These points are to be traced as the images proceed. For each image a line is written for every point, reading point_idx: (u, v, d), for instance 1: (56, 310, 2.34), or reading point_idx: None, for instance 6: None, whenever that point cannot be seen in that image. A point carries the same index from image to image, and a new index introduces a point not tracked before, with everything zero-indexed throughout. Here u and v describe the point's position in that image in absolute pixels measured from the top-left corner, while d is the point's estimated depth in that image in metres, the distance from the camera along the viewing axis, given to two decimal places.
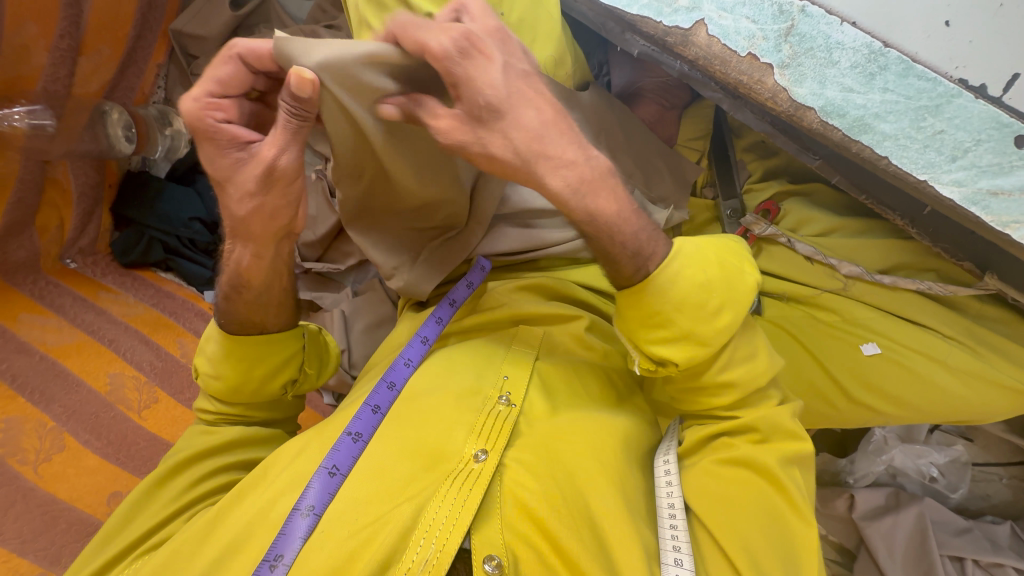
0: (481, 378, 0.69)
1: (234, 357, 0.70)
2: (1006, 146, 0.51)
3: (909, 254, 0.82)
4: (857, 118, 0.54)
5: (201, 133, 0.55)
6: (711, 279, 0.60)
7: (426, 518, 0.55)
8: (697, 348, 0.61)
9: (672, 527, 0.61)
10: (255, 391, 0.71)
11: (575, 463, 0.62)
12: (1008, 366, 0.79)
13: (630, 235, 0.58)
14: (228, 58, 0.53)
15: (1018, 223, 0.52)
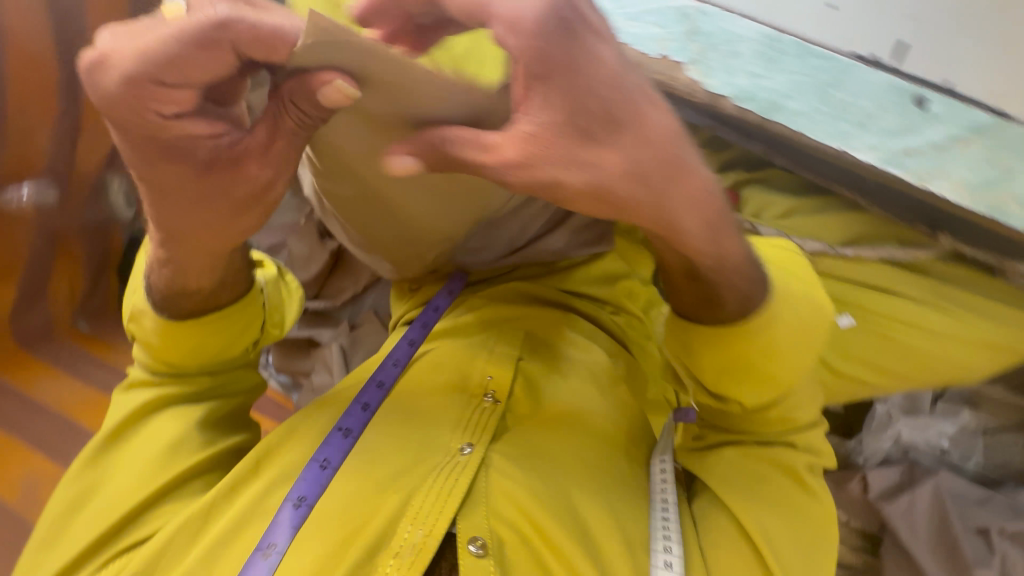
0: (465, 376, 0.71)
1: (189, 334, 0.66)
2: (907, 108, 0.58)
3: (866, 224, 0.83)
4: (767, 101, 0.59)
5: (152, 127, 0.47)
6: (796, 317, 0.58)
7: (414, 506, 0.57)
8: (770, 386, 0.59)
9: (663, 517, 0.62)
10: (214, 359, 0.70)
11: (560, 456, 0.64)
12: (985, 322, 0.80)
13: (739, 282, 0.55)
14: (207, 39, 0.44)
15: (933, 176, 0.55)
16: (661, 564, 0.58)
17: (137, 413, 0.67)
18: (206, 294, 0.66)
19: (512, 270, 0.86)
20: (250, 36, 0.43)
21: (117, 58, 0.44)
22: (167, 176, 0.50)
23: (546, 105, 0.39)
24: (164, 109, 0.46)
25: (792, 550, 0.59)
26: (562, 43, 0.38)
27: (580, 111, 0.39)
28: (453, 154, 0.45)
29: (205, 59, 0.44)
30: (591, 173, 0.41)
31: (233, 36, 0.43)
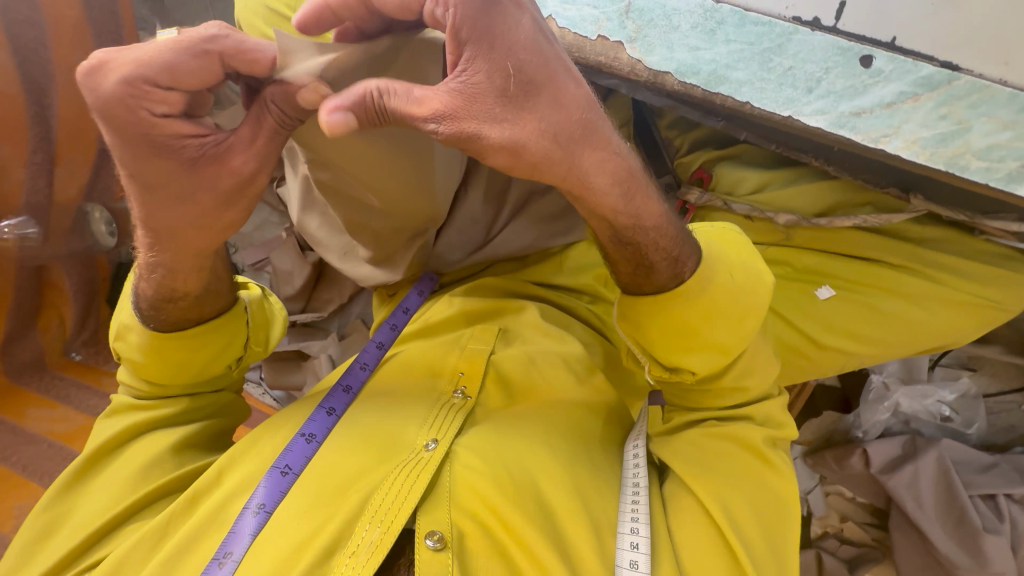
0: (435, 375, 0.70)
1: (170, 349, 0.65)
2: (853, 68, 0.56)
3: (840, 192, 0.81)
4: (710, 73, 0.59)
5: (136, 129, 0.45)
6: (734, 285, 0.60)
7: (373, 505, 0.57)
8: (719, 353, 0.61)
9: (633, 502, 0.61)
10: (195, 374, 0.69)
11: (524, 447, 0.62)
12: (966, 283, 0.78)
13: (665, 243, 0.56)
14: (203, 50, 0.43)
15: (887, 136, 0.54)
16: (628, 546, 0.57)
17: (113, 437, 0.67)
18: (191, 308, 0.65)
19: (486, 268, 0.87)
20: (241, 45, 0.45)
21: (113, 63, 0.42)
22: (154, 172, 0.47)
23: (471, 66, 0.40)
24: (155, 107, 0.44)
25: (760, 528, 0.59)
26: (485, 14, 0.41)
27: (501, 71, 0.41)
28: (393, 107, 0.41)
29: (201, 65, 0.44)
30: (511, 127, 0.42)
31: (235, 50, 0.45)
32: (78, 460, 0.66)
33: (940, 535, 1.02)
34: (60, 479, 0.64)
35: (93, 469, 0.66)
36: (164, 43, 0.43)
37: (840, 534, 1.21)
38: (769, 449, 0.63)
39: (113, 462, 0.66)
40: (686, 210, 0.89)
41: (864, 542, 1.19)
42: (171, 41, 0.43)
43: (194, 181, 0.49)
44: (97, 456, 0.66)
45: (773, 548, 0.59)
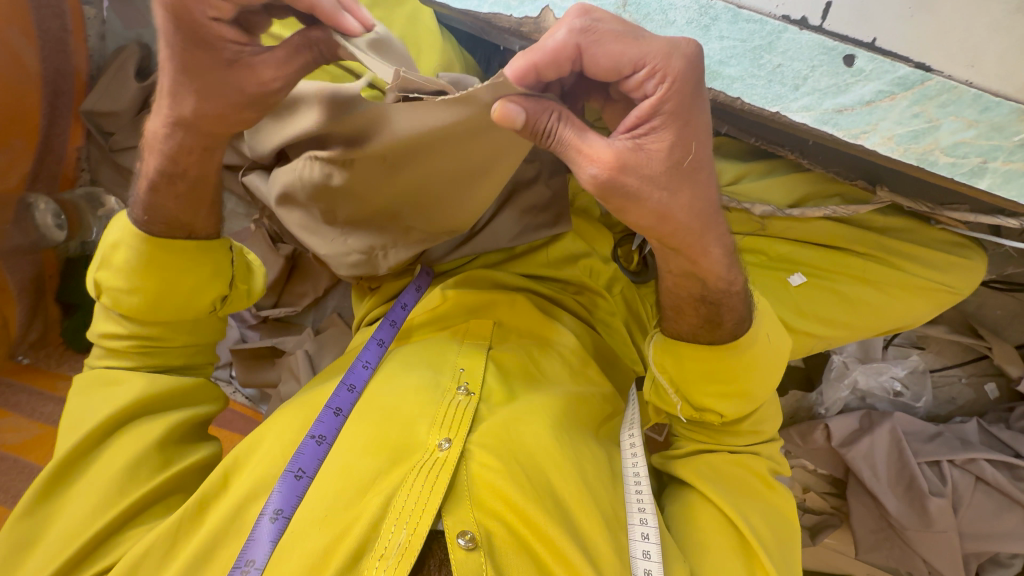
0: (438, 373, 0.69)
1: (158, 267, 0.69)
2: (837, 67, 0.58)
3: (811, 185, 0.86)
4: (704, 67, 0.61)
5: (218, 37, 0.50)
6: (769, 343, 0.68)
7: (395, 508, 0.56)
8: (744, 403, 0.69)
9: (638, 494, 0.65)
10: (180, 305, 0.72)
11: (534, 443, 0.63)
12: (925, 270, 0.84)
13: (738, 306, 0.64)
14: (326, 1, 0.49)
15: (867, 133, 0.58)
16: (639, 536, 0.61)
17: (93, 433, 0.65)
18: (180, 222, 0.70)
19: (472, 258, 0.86)
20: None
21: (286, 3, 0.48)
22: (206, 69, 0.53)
23: (652, 139, 0.48)
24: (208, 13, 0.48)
25: (763, 520, 0.67)
26: (689, 99, 0.47)
27: (684, 149, 0.48)
28: (562, 134, 0.47)
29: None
30: (668, 196, 0.49)
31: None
32: (53, 463, 0.63)
33: (894, 502, 1.11)
34: (37, 485, 0.61)
35: (73, 472, 0.64)
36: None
37: (803, 503, 1.32)
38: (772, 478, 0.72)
39: (95, 462, 0.65)
40: None
41: (823, 509, 1.30)
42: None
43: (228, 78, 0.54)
44: (74, 456, 0.64)
45: (775, 535, 0.67)
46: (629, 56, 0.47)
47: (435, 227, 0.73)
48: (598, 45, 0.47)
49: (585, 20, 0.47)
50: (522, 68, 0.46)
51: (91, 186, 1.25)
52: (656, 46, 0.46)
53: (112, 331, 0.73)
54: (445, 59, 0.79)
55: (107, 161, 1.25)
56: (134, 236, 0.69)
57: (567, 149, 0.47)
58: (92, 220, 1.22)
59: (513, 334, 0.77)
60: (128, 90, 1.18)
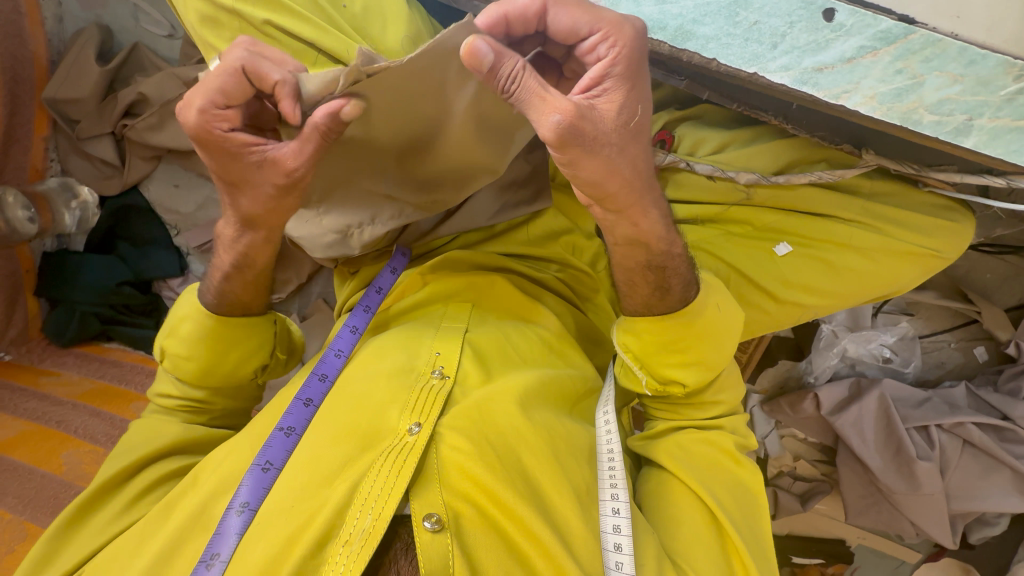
0: (412, 357, 0.68)
1: (213, 338, 0.72)
2: (816, 22, 0.54)
3: (796, 151, 0.84)
4: (676, 28, 0.58)
5: (213, 144, 0.56)
6: (723, 313, 0.68)
7: (362, 494, 0.55)
8: (706, 372, 0.69)
9: (610, 468, 0.65)
10: (227, 373, 0.74)
11: (507, 423, 0.63)
12: (912, 234, 0.82)
13: (682, 269, 0.64)
14: (232, 70, 0.53)
15: (848, 92, 0.55)
16: (610, 511, 0.61)
17: (119, 472, 0.67)
18: (239, 302, 0.73)
19: (452, 239, 0.85)
20: (258, 64, 0.53)
21: (230, 85, 0.54)
22: (228, 169, 0.58)
23: (606, 96, 0.49)
24: (222, 127, 0.55)
25: (733, 499, 0.69)
26: (637, 58, 0.50)
27: (630, 111, 0.50)
28: (527, 82, 0.47)
29: (235, 80, 0.54)
30: (617, 151, 0.50)
31: (258, 65, 0.54)
32: (84, 495, 0.66)
33: (882, 467, 1.12)
34: (62, 516, 0.64)
35: (97, 505, 0.66)
36: (214, 70, 0.54)
37: (794, 471, 1.35)
38: (739, 453, 0.73)
39: (117, 497, 0.67)
40: None
41: (813, 477, 1.33)
42: (220, 69, 0.53)
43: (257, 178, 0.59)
44: (103, 488, 0.67)
45: (740, 503, 0.69)
46: (577, 25, 0.50)
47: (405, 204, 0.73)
48: (558, 9, 0.50)
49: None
50: (493, 17, 0.50)
51: (62, 176, 1.22)
52: (608, 17, 0.49)
53: (167, 391, 0.75)
54: (412, 28, 0.75)
55: (76, 151, 1.21)
56: (199, 311, 0.72)
57: (530, 97, 0.47)
58: (65, 212, 1.20)
59: (490, 316, 0.76)
60: (90, 74, 1.14)
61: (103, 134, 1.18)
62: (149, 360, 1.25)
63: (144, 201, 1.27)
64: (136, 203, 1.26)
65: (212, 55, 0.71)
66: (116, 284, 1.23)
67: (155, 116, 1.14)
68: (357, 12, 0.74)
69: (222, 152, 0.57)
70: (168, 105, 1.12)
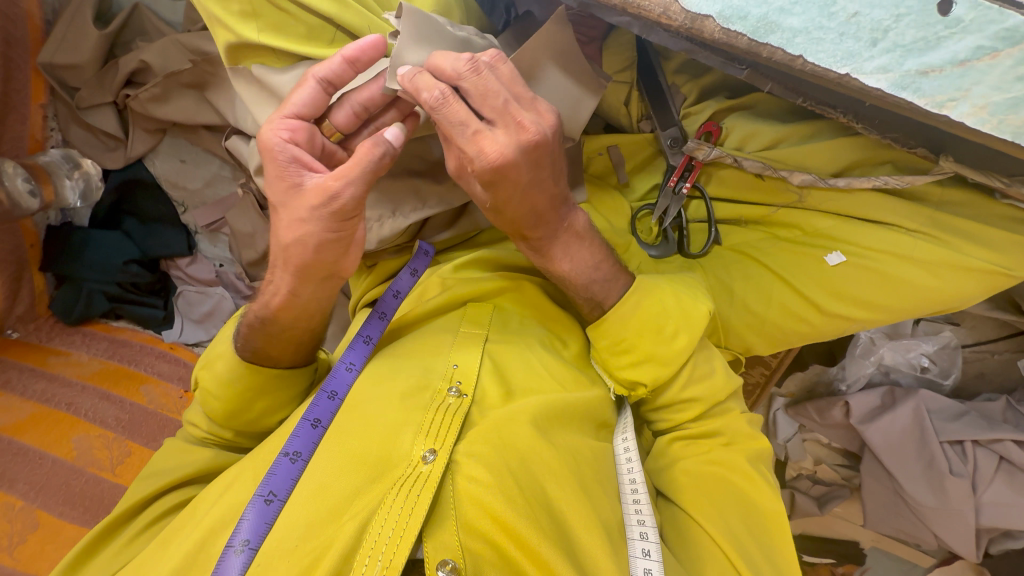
0: (428, 372, 0.70)
1: (245, 387, 0.69)
2: (929, 16, 0.43)
3: (861, 151, 0.77)
4: (760, 18, 0.46)
5: (268, 150, 0.57)
6: (665, 310, 0.72)
7: (371, 534, 0.56)
8: (660, 368, 0.73)
9: (637, 507, 0.70)
10: (250, 421, 0.72)
11: (526, 447, 0.65)
12: (978, 250, 0.74)
13: (593, 288, 0.72)
14: (309, 82, 0.57)
15: (955, 100, 0.46)
16: (641, 552, 0.65)
17: (142, 498, 0.70)
18: (269, 355, 0.69)
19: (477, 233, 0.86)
20: (332, 71, 0.56)
21: (299, 102, 0.58)
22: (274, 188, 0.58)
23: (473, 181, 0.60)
24: (282, 135, 0.57)
25: (740, 522, 0.72)
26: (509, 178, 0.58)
27: (485, 199, 0.62)
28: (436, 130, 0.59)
29: (312, 90, 0.57)
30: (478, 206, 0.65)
31: (325, 74, 0.57)
32: (110, 515, 0.69)
33: (910, 482, 1.09)
34: (89, 536, 0.67)
35: (122, 527, 0.69)
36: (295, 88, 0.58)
37: (813, 475, 1.33)
38: (754, 471, 0.75)
39: (141, 517, 0.70)
40: (693, 165, 0.83)
41: (834, 481, 1.30)
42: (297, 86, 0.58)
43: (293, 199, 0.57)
44: (130, 510, 0.70)
45: (747, 520, 0.72)
46: (463, 148, 0.55)
47: (409, 206, 0.75)
48: (452, 131, 0.54)
49: (473, 68, 0.53)
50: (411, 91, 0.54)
51: (64, 147, 1.16)
52: (483, 154, 0.54)
53: (197, 423, 0.75)
54: (440, 3, 0.67)
55: (77, 120, 1.14)
56: (232, 359, 0.69)
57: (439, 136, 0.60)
58: (68, 184, 1.16)
59: (511, 327, 0.76)
60: (88, 40, 1.05)
61: (104, 105, 1.11)
62: (158, 341, 1.23)
63: (149, 175, 1.20)
64: (141, 177, 1.20)
65: (217, 29, 0.62)
66: (122, 263, 1.18)
67: (158, 87, 1.06)
68: None
69: (276, 162, 0.56)
70: (174, 77, 1.04)
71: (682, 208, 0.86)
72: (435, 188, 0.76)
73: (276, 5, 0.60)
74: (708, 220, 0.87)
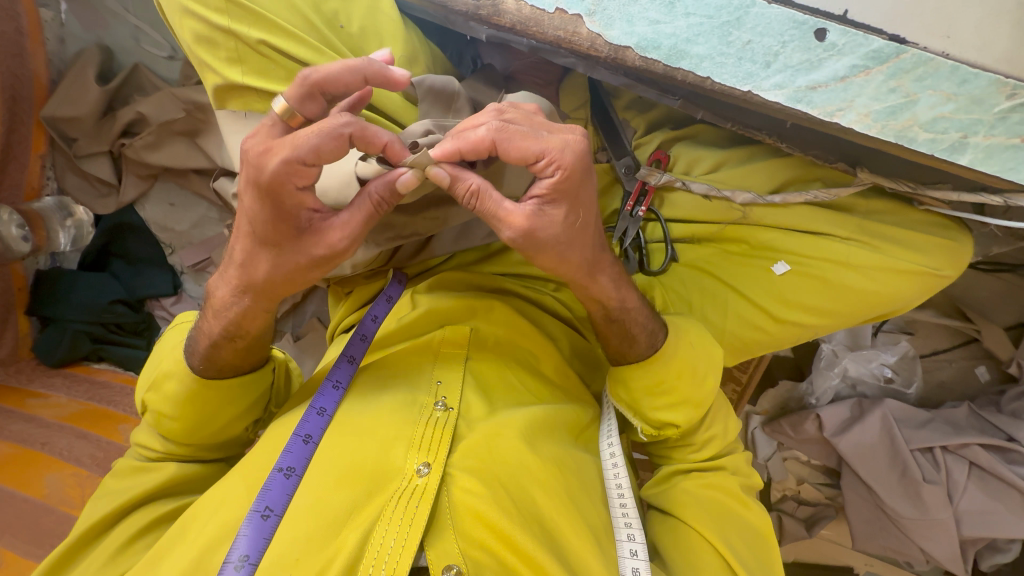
0: (415, 390, 0.73)
1: (204, 398, 0.71)
2: (809, 42, 0.52)
3: (791, 170, 0.86)
4: (670, 48, 0.54)
5: (273, 184, 0.52)
6: (694, 353, 0.76)
7: (372, 546, 0.59)
8: (693, 409, 0.76)
9: (622, 506, 0.72)
10: (215, 432, 0.74)
11: (514, 459, 0.68)
12: (906, 253, 0.82)
13: (642, 321, 0.73)
14: (338, 136, 0.52)
15: (843, 110, 0.53)
16: (628, 552, 0.68)
17: (103, 518, 0.70)
18: (226, 365, 0.71)
19: (447, 259, 0.91)
20: (366, 133, 0.53)
21: (322, 153, 0.51)
22: (274, 232, 0.56)
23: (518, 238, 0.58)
24: (295, 181, 0.52)
25: (729, 525, 0.74)
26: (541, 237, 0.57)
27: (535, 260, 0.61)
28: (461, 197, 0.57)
29: (337, 148, 0.52)
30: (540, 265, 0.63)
31: (365, 133, 0.54)
32: (76, 534, 0.69)
33: (888, 492, 1.10)
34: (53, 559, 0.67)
35: (86, 546, 0.70)
36: (310, 129, 0.51)
37: (798, 495, 1.32)
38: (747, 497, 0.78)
39: (104, 548, 0.68)
40: (646, 190, 0.92)
41: (818, 501, 1.30)
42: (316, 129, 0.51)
43: (296, 248, 0.57)
44: (94, 533, 0.70)
45: (725, 520, 0.74)
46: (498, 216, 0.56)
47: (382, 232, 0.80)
48: (490, 200, 0.56)
49: (496, 123, 0.54)
50: (447, 151, 0.55)
51: (58, 195, 1.22)
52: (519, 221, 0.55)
53: (150, 443, 0.76)
54: (408, 48, 0.77)
55: (73, 168, 1.21)
56: (185, 370, 0.71)
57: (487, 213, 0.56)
58: (60, 230, 1.21)
59: (490, 344, 0.80)
60: (89, 95, 1.14)
61: (100, 153, 1.18)
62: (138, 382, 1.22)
63: (139, 219, 1.26)
64: (131, 222, 1.26)
65: (208, 74, 0.69)
66: (109, 303, 1.21)
67: (153, 135, 1.14)
68: (354, 33, 0.74)
69: (280, 206, 0.53)
70: (168, 125, 1.13)
71: (639, 229, 0.92)
72: (405, 219, 0.79)
73: (260, 52, 0.68)
74: (664, 239, 0.93)
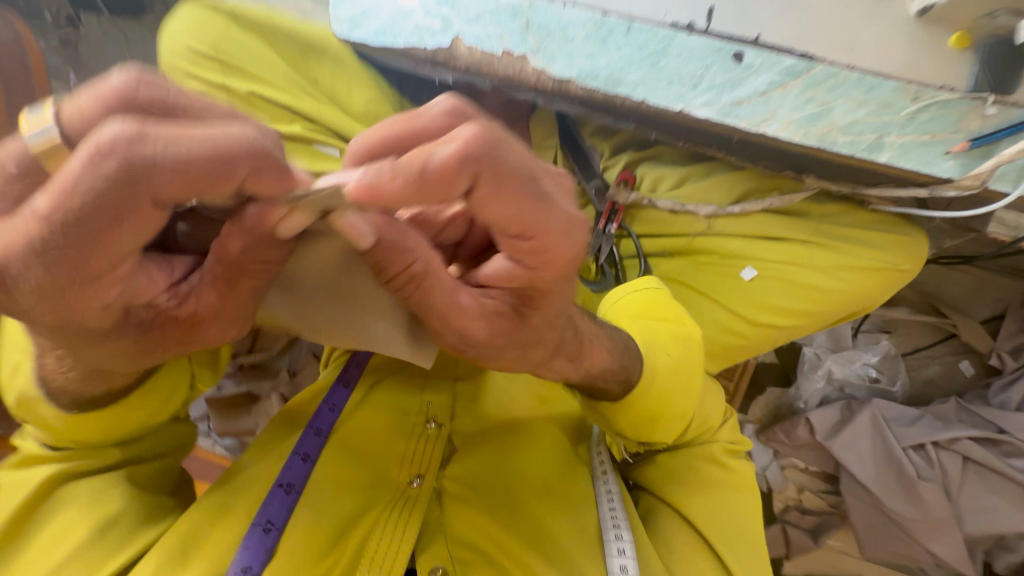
0: (408, 408, 0.74)
1: (100, 403, 0.54)
2: (729, 64, 0.59)
3: (748, 182, 0.92)
4: (607, 76, 0.61)
5: (66, 291, 0.33)
6: (672, 371, 0.70)
7: (369, 550, 0.60)
8: (677, 421, 0.72)
9: (611, 508, 0.70)
10: (135, 427, 0.58)
11: (505, 469, 0.71)
12: (865, 253, 0.87)
13: (617, 368, 0.64)
14: (117, 166, 0.28)
15: (767, 121, 0.59)
16: (616, 551, 0.64)
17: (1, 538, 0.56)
18: (106, 385, 0.51)
19: None
20: (189, 163, 0.29)
21: (123, 218, 0.30)
22: (111, 341, 0.39)
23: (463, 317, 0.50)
24: (115, 282, 0.34)
25: (724, 518, 0.71)
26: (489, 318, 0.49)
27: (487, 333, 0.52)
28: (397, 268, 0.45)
29: (164, 190, 0.30)
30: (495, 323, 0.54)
31: (191, 164, 0.29)
32: None
33: (886, 492, 1.10)
34: None
35: None
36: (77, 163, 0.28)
37: (800, 505, 1.31)
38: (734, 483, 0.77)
39: None
40: (616, 208, 0.97)
41: (822, 509, 1.29)
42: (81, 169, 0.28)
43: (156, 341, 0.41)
44: None
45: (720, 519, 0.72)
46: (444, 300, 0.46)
47: None
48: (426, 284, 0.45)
49: (457, 147, 0.34)
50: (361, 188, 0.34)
51: None
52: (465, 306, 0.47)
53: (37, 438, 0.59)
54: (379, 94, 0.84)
55: None
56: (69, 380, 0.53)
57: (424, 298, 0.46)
58: None
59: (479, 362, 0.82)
60: None
61: None
62: None
63: None
64: None
65: None
66: None
67: None
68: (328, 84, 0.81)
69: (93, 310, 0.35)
70: None
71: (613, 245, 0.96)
72: None
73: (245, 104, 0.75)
74: (637, 254, 0.97)
